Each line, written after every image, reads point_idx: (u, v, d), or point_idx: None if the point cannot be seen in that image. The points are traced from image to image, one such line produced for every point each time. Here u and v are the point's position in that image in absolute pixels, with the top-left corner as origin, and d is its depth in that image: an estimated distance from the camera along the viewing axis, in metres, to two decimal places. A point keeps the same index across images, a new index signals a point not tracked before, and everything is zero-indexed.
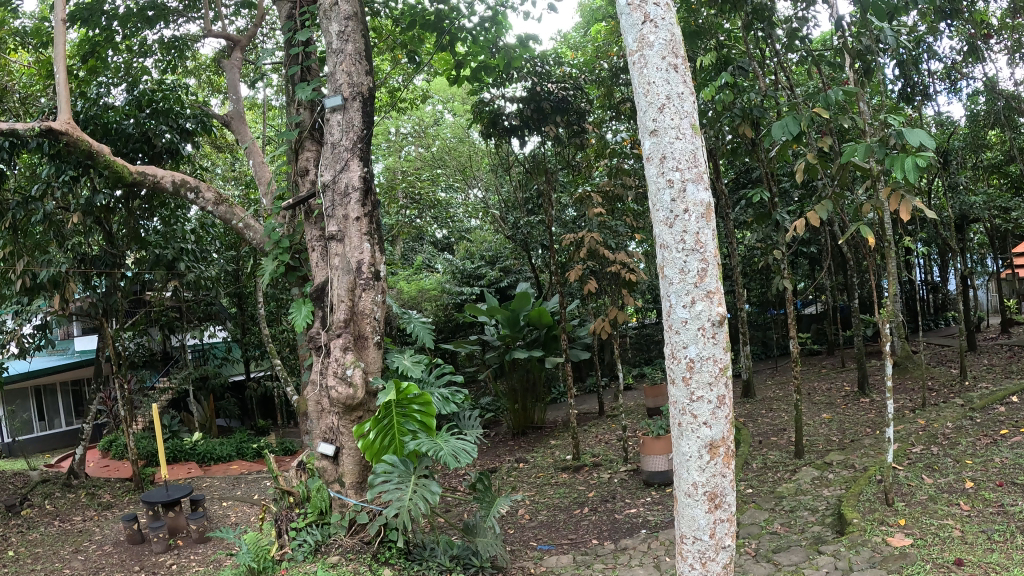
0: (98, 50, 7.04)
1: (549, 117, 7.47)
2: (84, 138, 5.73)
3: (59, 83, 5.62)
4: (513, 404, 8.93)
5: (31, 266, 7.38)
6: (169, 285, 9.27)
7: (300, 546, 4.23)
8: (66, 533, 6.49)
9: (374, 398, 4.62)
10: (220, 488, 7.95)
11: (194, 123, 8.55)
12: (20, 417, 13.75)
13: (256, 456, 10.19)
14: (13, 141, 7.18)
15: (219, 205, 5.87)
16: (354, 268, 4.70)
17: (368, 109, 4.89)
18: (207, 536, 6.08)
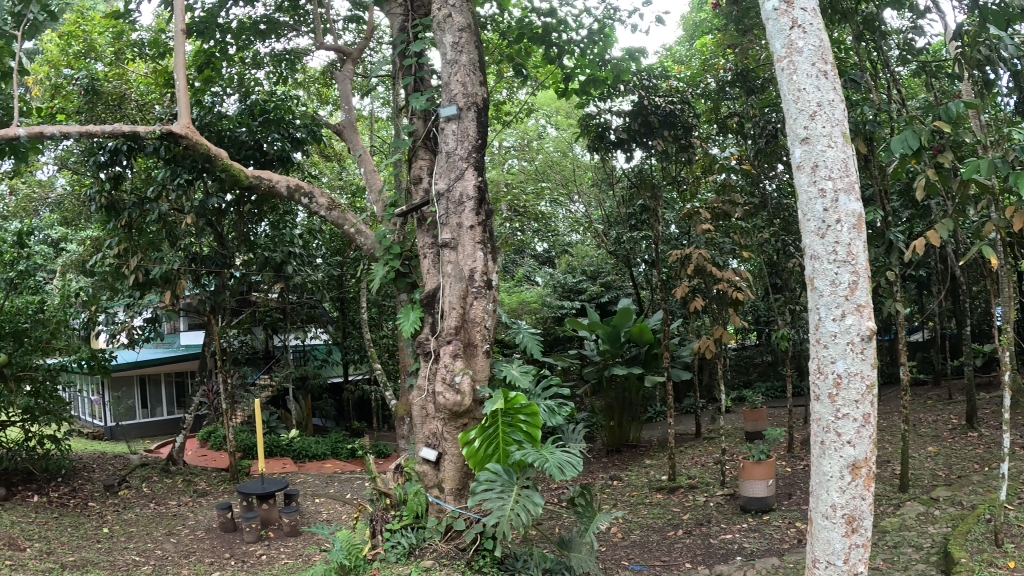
0: (212, 61, 7.37)
1: (656, 131, 7.34)
2: (203, 142, 5.97)
3: (178, 90, 5.85)
4: (609, 420, 8.86)
5: (143, 263, 7.69)
6: (276, 286, 9.28)
7: (393, 548, 4.32)
8: (160, 516, 6.69)
9: (480, 406, 4.68)
10: (314, 484, 8.15)
11: (303, 131, 8.60)
12: (124, 404, 14.53)
13: (350, 456, 10.40)
14: (131, 145, 7.50)
15: (331, 210, 6.14)
16: (467, 275, 4.78)
17: (482, 119, 4.96)
18: (298, 531, 6.26)
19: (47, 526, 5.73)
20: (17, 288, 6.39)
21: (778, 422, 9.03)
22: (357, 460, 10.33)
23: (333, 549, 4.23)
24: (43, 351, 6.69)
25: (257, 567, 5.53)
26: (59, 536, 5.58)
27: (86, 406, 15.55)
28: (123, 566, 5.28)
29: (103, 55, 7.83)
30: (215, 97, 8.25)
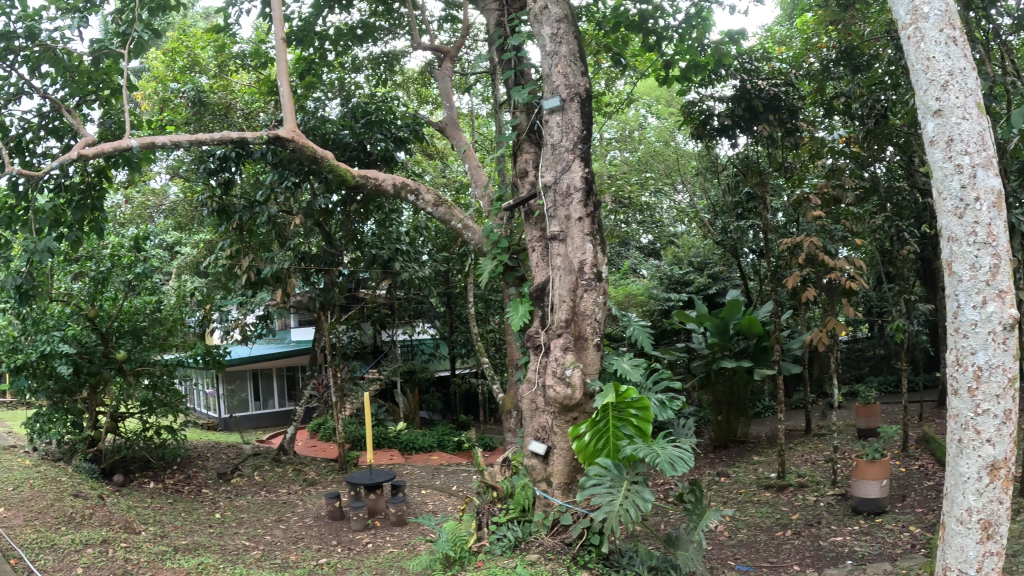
0: (312, 68, 7.58)
1: (760, 115, 6.96)
2: (309, 144, 6.13)
3: (282, 95, 5.98)
4: (717, 415, 8.63)
5: (255, 263, 7.58)
6: (383, 284, 8.94)
7: (500, 540, 4.88)
8: (271, 504, 6.89)
9: (590, 400, 4.99)
10: (420, 476, 8.29)
11: (406, 131, 8.47)
12: (237, 396, 15.15)
13: (456, 449, 10.50)
14: (239, 151, 7.28)
15: (438, 206, 6.33)
16: (576, 267, 5.09)
17: (585, 110, 5.25)
18: (404, 521, 6.35)
19: (163, 511, 6.01)
20: (136, 289, 6.67)
21: (894, 419, 8.61)
22: (465, 453, 10.42)
23: (444, 539, 4.85)
24: (160, 347, 6.99)
25: (364, 555, 5.68)
26: (173, 520, 5.85)
27: (201, 399, 16.17)
28: (235, 550, 5.50)
29: (207, 69, 8.09)
30: (318, 102, 8.27)
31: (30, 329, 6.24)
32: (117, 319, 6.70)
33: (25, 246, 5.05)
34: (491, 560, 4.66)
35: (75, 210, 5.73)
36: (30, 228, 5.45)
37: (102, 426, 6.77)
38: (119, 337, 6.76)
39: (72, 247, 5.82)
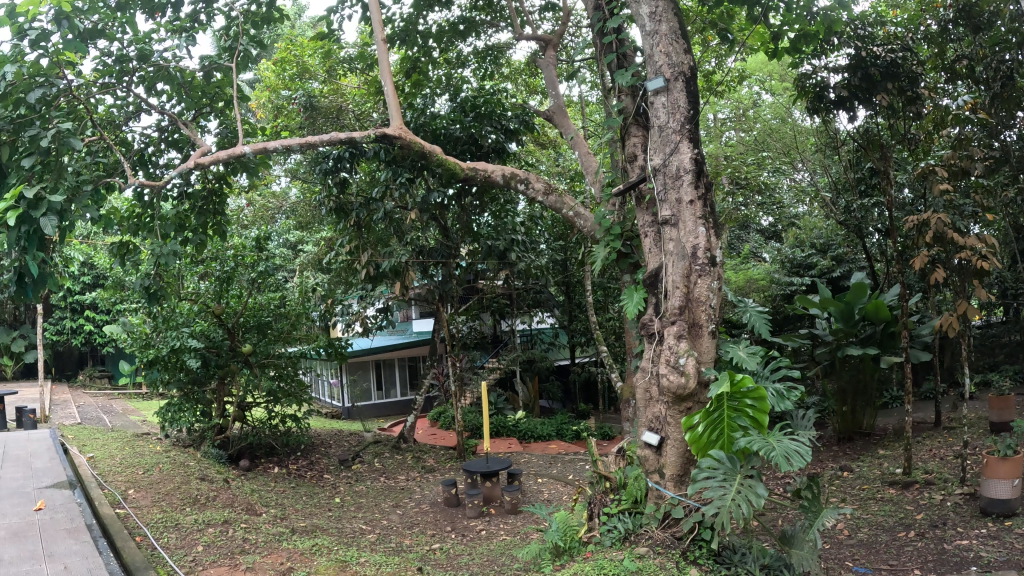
0: (418, 66, 7.56)
1: (878, 85, 6.44)
2: (415, 141, 6.24)
3: (387, 95, 6.07)
4: (840, 405, 7.99)
5: (374, 257, 7.59)
6: (502, 273, 8.76)
7: (609, 532, 4.80)
8: (389, 488, 7.09)
9: (705, 389, 4.83)
10: (538, 464, 8.26)
11: (516, 122, 8.28)
12: (359, 385, 15.38)
13: (574, 438, 10.32)
14: (352, 151, 7.11)
15: (548, 194, 6.23)
16: (690, 253, 4.89)
17: (692, 88, 5.06)
18: (518, 509, 6.29)
19: (284, 495, 6.30)
20: (260, 286, 7.01)
21: None
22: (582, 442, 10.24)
23: (553, 529, 4.97)
24: (284, 340, 7.28)
25: (478, 540, 5.70)
26: (294, 503, 6.13)
27: (326, 388, 16.53)
28: (351, 533, 5.70)
29: (318, 74, 8.25)
30: (426, 98, 8.19)
31: (161, 326, 6.64)
32: (242, 315, 6.97)
33: (153, 251, 5.47)
34: (599, 552, 4.62)
35: (198, 214, 6.11)
36: (156, 234, 5.81)
37: (229, 415, 7.08)
38: (245, 331, 7.05)
39: (197, 250, 6.20)
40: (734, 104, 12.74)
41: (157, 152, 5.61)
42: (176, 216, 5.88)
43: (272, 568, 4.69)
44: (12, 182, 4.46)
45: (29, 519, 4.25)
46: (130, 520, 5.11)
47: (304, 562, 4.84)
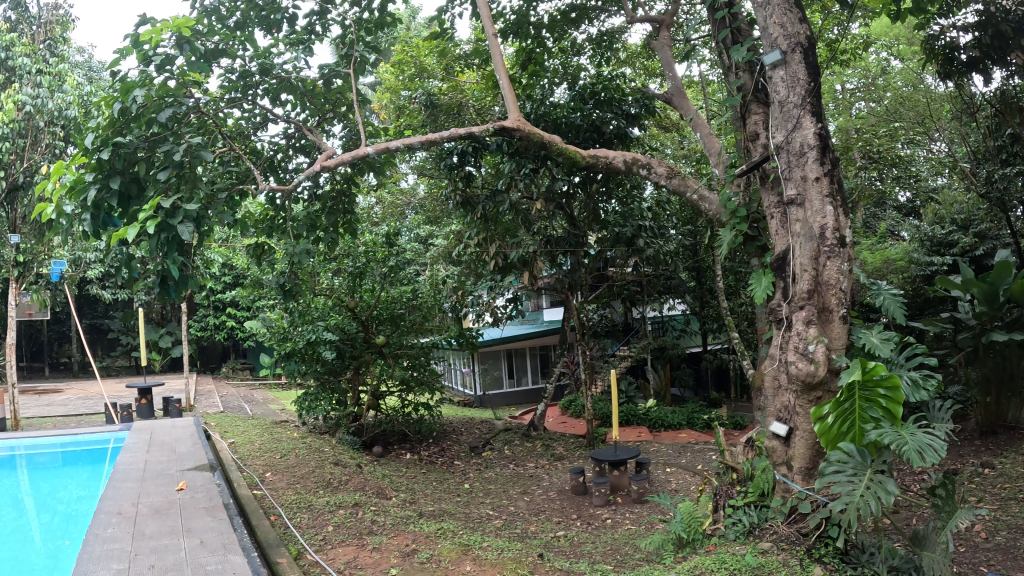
0: (533, 56, 7.47)
1: (1013, 41, 6.48)
2: (535, 131, 6.04)
3: (503, 88, 5.98)
4: (982, 395, 6.76)
5: (502, 248, 7.75)
6: (631, 261, 8.34)
7: (733, 525, 4.46)
8: (518, 475, 7.22)
9: (836, 378, 4.36)
10: (667, 454, 8.08)
11: (637, 107, 8.21)
12: (491, 374, 15.39)
13: (706, 427, 9.95)
14: (474, 144, 7.45)
15: (672, 178, 5.61)
16: (818, 233, 4.46)
17: (812, 59, 4.63)
18: (645, 499, 6.07)
19: (415, 479, 6.66)
20: (393, 280, 7.36)
21: None
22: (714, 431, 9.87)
23: (676, 519, 4.66)
24: (417, 331, 7.64)
25: (601, 530, 5.49)
26: (425, 488, 6.46)
27: (456, 376, 16.56)
28: (478, 519, 5.80)
29: (435, 73, 8.68)
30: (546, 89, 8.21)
31: (299, 320, 7.10)
32: (376, 308, 7.39)
33: (290, 253, 6.01)
34: (722, 545, 4.30)
35: (328, 215, 6.62)
36: (289, 233, 6.39)
37: (364, 403, 7.60)
38: (378, 324, 7.47)
39: (329, 246, 6.80)
40: (861, 72, 11.15)
41: (286, 157, 6.18)
42: (306, 218, 6.49)
43: (397, 548, 4.94)
44: (151, 194, 4.92)
45: (173, 498, 5.33)
46: (265, 500, 5.75)
47: (428, 545, 5.04)
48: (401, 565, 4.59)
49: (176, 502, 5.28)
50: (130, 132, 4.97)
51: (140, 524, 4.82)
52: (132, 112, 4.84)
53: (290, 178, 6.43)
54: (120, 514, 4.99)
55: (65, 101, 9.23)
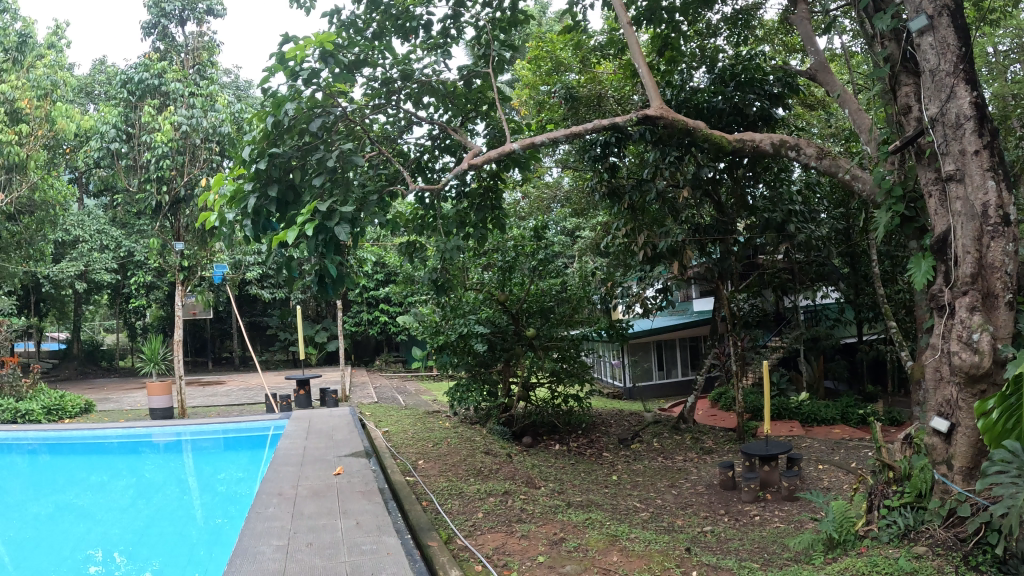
0: (670, 42, 7.26)
1: None
2: (679, 118, 5.65)
3: (644, 76, 5.84)
4: None
5: (652, 238, 7.65)
6: (781, 248, 8.27)
7: (888, 527, 4.16)
8: (667, 469, 7.18)
9: (1004, 370, 3.98)
10: (818, 450, 7.72)
11: (780, 86, 7.85)
12: (641, 366, 15.08)
13: (862, 422, 9.34)
14: (618, 135, 7.43)
15: (822, 158, 5.26)
16: (979, 212, 4.06)
17: (962, 23, 4.23)
18: (796, 496, 5.84)
19: (566, 471, 6.98)
20: (542, 274, 8.11)
21: None
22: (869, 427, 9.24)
23: (828, 519, 4.42)
24: (567, 323, 8.40)
25: (750, 527, 5.31)
26: (575, 479, 6.66)
27: (606, 368, 16.38)
28: (626, 511, 5.76)
29: (572, 66, 8.68)
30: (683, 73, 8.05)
31: (450, 315, 8.28)
32: (526, 301, 8.26)
33: (439, 249, 6.22)
34: (875, 548, 4.06)
35: (477, 211, 6.82)
36: (441, 230, 6.67)
37: (514, 395, 8.59)
38: (530, 316, 8.36)
39: (479, 241, 7.00)
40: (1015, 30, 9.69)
41: (432, 158, 6.64)
42: (456, 215, 6.68)
43: (545, 536, 4.95)
44: (308, 198, 5.25)
45: (331, 483, 5.90)
46: (417, 487, 6.18)
47: (576, 533, 5.00)
48: (547, 553, 4.59)
49: (336, 486, 5.81)
50: (283, 143, 5.38)
51: (300, 504, 5.28)
52: (285, 125, 5.26)
53: (436, 177, 6.91)
54: (282, 495, 5.54)
55: (216, 118, 11.52)
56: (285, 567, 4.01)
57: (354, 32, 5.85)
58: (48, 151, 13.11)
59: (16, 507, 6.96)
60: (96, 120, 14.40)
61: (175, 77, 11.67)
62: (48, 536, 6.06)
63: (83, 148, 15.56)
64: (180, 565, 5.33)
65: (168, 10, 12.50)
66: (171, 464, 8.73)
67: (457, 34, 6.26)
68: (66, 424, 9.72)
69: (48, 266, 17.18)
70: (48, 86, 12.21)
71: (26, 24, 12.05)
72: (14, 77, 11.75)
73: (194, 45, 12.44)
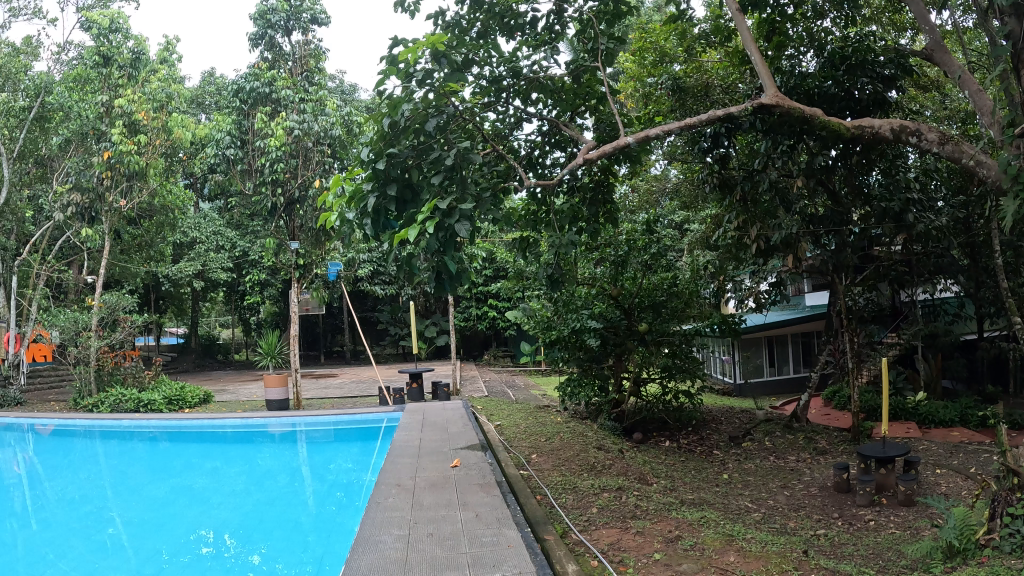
0: (776, 27, 7.17)
1: None
2: (795, 105, 5.39)
3: (755, 62, 5.68)
4: None
5: (764, 230, 7.38)
6: (899, 238, 7.92)
7: (1010, 536, 3.82)
8: (778, 469, 6.97)
9: None
10: (936, 454, 7.24)
11: (892, 68, 7.24)
12: (752, 362, 14.64)
13: (983, 425, 8.68)
14: (728, 125, 7.15)
15: (944, 144, 4.90)
16: None
17: None
18: (914, 501, 5.43)
19: (675, 467, 6.93)
20: (653, 268, 8.05)
21: None
22: (990, 430, 8.56)
23: (948, 526, 4.18)
24: (678, 318, 8.31)
25: (864, 531, 5.03)
26: (685, 477, 6.55)
27: (715, 364, 16.00)
28: (737, 511, 5.60)
29: (676, 56, 8.74)
30: (792, 58, 7.79)
31: (561, 309, 8.30)
32: (638, 296, 8.25)
33: (555, 243, 6.23)
34: (997, 557, 3.74)
35: (589, 206, 6.79)
36: (554, 226, 6.65)
37: (625, 390, 8.68)
38: (641, 311, 8.33)
39: (593, 237, 6.89)
40: None
41: (542, 153, 6.68)
42: (569, 210, 6.67)
43: (660, 534, 4.85)
44: (427, 196, 5.22)
45: (448, 474, 6.05)
46: (533, 480, 6.21)
47: (693, 532, 4.86)
48: (663, 551, 4.49)
49: (453, 478, 5.92)
50: (399, 143, 5.41)
51: (419, 495, 5.43)
52: (401, 125, 5.36)
53: (548, 173, 6.91)
54: (401, 486, 5.69)
55: (326, 122, 12.11)
56: (408, 556, 4.12)
57: (459, 32, 5.94)
58: (165, 159, 14.03)
59: (139, 490, 7.46)
60: (208, 127, 15.18)
61: (285, 84, 12.30)
62: (166, 518, 6.46)
63: (198, 154, 16.63)
64: (281, 547, 5.60)
65: (274, 21, 12.70)
66: (286, 452, 9.16)
67: (562, 30, 6.29)
68: (189, 414, 10.77)
69: (168, 267, 18.48)
70: (163, 98, 13.09)
71: (140, 42, 12.80)
72: (132, 91, 12.56)
73: (301, 53, 12.96)
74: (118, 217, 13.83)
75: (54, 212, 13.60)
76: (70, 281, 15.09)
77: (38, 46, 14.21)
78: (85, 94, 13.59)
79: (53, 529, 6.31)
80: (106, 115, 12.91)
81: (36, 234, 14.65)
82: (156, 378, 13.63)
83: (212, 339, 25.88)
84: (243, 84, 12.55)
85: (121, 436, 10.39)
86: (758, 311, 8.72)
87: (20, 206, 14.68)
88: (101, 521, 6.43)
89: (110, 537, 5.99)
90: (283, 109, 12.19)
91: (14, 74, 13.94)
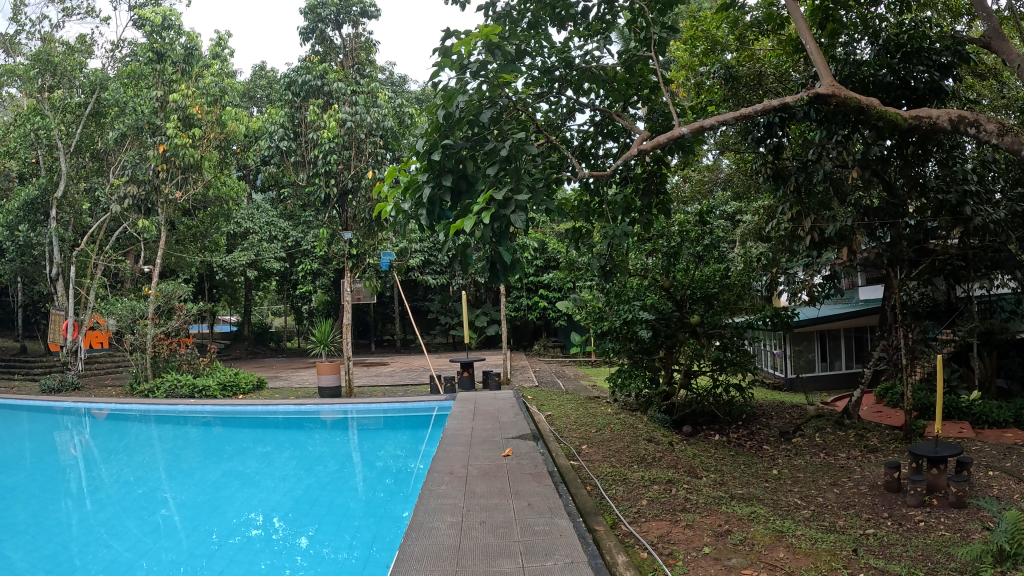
0: (831, 13, 6.95)
1: None
2: (851, 95, 5.27)
3: (810, 48, 5.58)
4: None
5: (819, 223, 7.24)
6: (956, 231, 7.63)
7: None
8: (828, 467, 6.84)
9: None
10: (989, 455, 7.01)
11: (948, 55, 7.01)
12: (804, 357, 14.37)
13: None
14: (782, 115, 7.03)
15: (1005, 135, 4.70)
16: None
17: None
18: (966, 503, 5.28)
19: (724, 462, 6.84)
20: (705, 260, 8.00)
21: None
22: None
23: (999, 529, 4.12)
24: (730, 311, 8.22)
25: (910, 533, 4.91)
26: (734, 472, 6.46)
27: (767, 358, 15.74)
28: (786, 506, 5.53)
29: (729, 45, 8.63)
30: (847, 46, 7.64)
31: (614, 300, 8.38)
32: (690, 288, 8.17)
33: (607, 234, 6.14)
34: None
35: (642, 196, 6.73)
36: (605, 217, 6.63)
37: (675, 383, 8.61)
38: (694, 303, 8.25)
39: (644, 228, 6.87)
40: None
41: (594, 143, 6.67)
42: (622, 200, 6.52)
43: (709, 527, 4.81)
44: (480, 187, 5.23)
45: (499, 463, 6.08)
46: (583, 471, 6.21)
47: (743, 526, 4.80)
48: (712, 545, 4.45)
49: (505, 467, 5.96)
50: (454, 135, 5.43)
51: (471, 483, 5.48)
52: (455, 116, 5.36)
53: (600, 164, 6.90)
54: (454, 474, 5.76)
55: (378, 113, 12.36)
56: (460, 543, 4.16)
57: (510, 22, 5.94)
58: (219, 152, 14.45)
59: (192, 473, 7.70)
60: (262, 121, 15.61)
61: (337, 77, 12.68)
62: (219, 500, 6.67)
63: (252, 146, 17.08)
64: (329, 531, 5.74)
65: (324, 14, 13.02)
66: (336, 438, 9.35)
67: (613, 19, 6.25)
68: (241, 400, 11.07)
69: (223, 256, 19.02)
70: (216, 93, 13.50)
71: (191, 37, 13.12)
72: (186, 87, 12.92)
73: (352, 45, 13.34)
74: (174, 208, 14.23)
75: (113, 204, 14.05)
76: (128, 269, 15.58)
77: (91, 44, 14.58)
78: (142, 89, 14.06)
79: (109, 509, 6.57)
80: (161, 110, 13.28)
81: (95, 225, 15.10)
82: (209, 365, 14.00)
83: (265, 327, 26.42)
84: (296, 77, 12.77)
85: (176, 420, 10.73)
86: (813, 304, 8.58)
87: (78, 198, 15.12)
88: (155, 502, 6.67)
89: (164, 518, 6.20)
90: (335, 102, 12.52)
91: (69, 72, 14.13)
